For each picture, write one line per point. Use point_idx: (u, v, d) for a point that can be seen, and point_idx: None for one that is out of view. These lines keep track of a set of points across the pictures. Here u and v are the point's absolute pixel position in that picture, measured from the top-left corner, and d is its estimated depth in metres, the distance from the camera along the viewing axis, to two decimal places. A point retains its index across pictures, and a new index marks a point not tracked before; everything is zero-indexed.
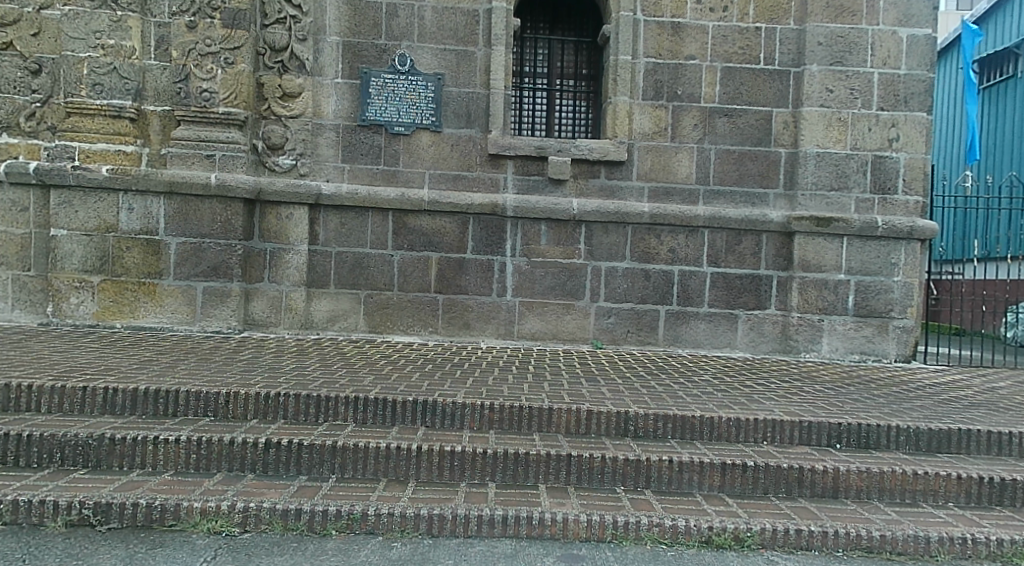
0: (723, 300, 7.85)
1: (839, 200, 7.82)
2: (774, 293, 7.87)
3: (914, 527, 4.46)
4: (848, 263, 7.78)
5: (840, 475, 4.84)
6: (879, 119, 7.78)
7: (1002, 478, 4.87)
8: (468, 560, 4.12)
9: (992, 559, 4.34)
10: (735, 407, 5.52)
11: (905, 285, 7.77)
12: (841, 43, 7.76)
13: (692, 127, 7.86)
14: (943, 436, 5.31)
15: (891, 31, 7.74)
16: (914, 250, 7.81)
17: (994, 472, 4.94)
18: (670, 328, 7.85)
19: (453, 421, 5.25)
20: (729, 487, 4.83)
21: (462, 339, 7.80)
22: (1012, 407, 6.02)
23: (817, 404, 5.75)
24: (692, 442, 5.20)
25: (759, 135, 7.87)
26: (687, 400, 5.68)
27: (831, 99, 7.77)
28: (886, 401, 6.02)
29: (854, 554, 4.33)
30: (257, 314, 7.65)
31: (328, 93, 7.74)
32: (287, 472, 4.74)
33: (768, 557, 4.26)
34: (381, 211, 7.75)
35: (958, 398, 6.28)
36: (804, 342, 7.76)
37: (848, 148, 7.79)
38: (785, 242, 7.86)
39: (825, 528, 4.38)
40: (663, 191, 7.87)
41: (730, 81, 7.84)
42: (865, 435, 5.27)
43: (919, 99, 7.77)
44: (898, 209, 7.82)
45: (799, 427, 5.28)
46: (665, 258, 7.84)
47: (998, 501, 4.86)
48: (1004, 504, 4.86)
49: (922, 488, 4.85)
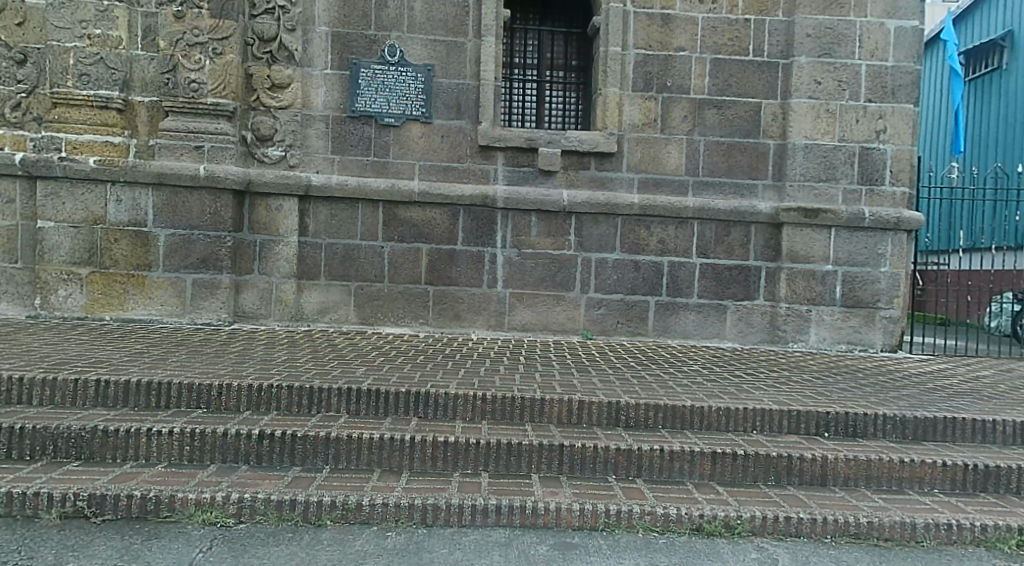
0: (713, 291, 7.88)
1: (827, 191, 7.85)
2: (763, 283, 7.91)
3: (901, 513, 4.51)
4: (836, 253, 7.82)
5: (828, 464, 4.87)
6: (867, 111, 7.81)
7: (986, 464, 4.92)
8: (462, 549, 4.14)
9: (978, 544, 4.39)
10: (726, 397, 5.55)
11: (892, 276, 7.82)
12: (830, 35, 7.78)
13: (681, 118, 7.87)
14: (929, 423, 5.36)
15: (879, 22, 7.76)
16: (901, 241, 7.86)
17: (978, 459, 4.99)
18: (660, 319, 7.87)
19: (447, 412, 5.26)
20: (719, 476, 4.86)
21: (452, 331, 7.80)
22: (998, 396, 6.09)
23: (806, 394, 5.79)
24: (683, 432, 5.24)
25: (747, 127, 7.89)
26: (678, 390, 5.71)
27: (819, 91, 7.79)
28: (874, 390, 6.07)
29: (842, 540, 4.37)
30: (248, 306, 7.63)
31: (317, 84, 7.70)
32: (282, 462, 4.74)
33: (758, 544, 4.30)
34: (371, 203, 7.73)
35: (945, 386, 6.34)
36: (793, 332, 7.81)
37: (836, 140, 7.83)
38: (773, 233, 7.90)
39: (814, 515, 4.42)
40: (652, 182, 7.89)
41: (719, 73, 7.85)
42: (853, 424, 5.32)
43: (906, 91, 7.80)
44: (885, 200, 7.87)
45: (788, 416, 5.30)
46: (655, 250, 7.86)
47: (983, 487, 4.91)
48: (989, 489, 4.91)
49: (908, 474, 4.90)
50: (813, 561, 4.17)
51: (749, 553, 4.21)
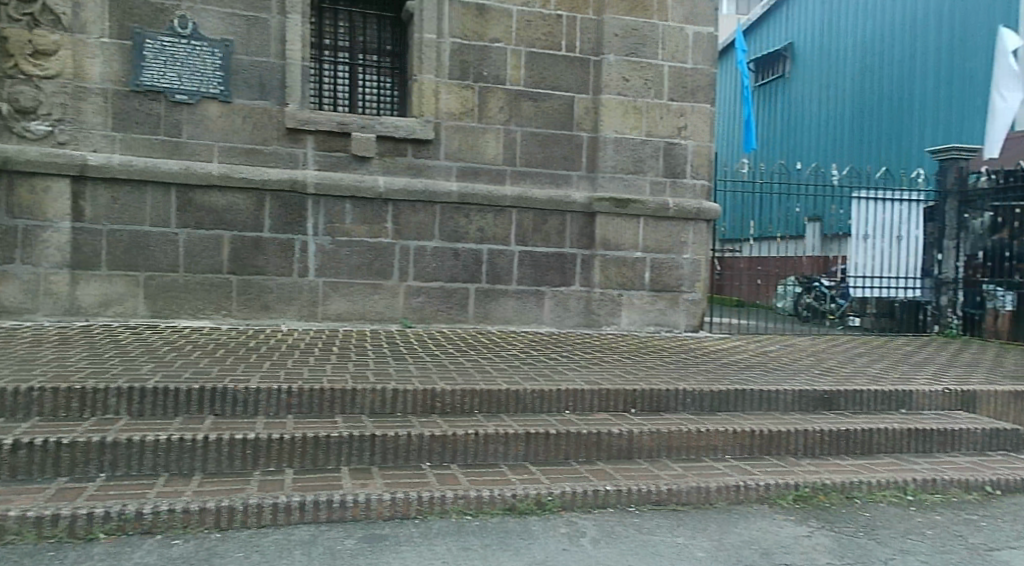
0: (532, 277, 8.06)
1: (636, 182, 8.23)
2: (580, 269, 8.16)
3: (697, 479, 4.82)
4: (644, 242, 8.26)
5: (633, 437, 5.11)
6: (669, 108, 8.28)
7: (770, 429, 5.35)
8: (260, 551, 3.99)
9: (763, 501, 4.78)
10: (541, 380, 5.70)
11: (694, 261, 8.40)
12: (636, 35, 8.16)
13: (498, 108, 7.96)
14: (724, 396, 5.74)
15: (679, 27, 8.24)
16: (700, 229, 8.42)
17: (764, 425, 5.42)
18: (481, 306, 7.97)
19: (246, 407, 5.05)
20: (532, 456, 4.97)
21: (260, 323, 7.51)
22: (783, 368, 6.67)
23: (616, 372, 6.06)
24: (497, 415, 5.32)
25: (563, 119, 8.11)
26: (494, 374, 5.79)
27: (627, 88, 8.16)
28: (677, 366, 6.46)
29: (645, 508, 4.61)
30: (8, 298, 7.00)
31: (92, 54, 7.13)
32: (42, 474, 4.38)
33: (568, 518, 4.44)
34: (163, 187, 7.30)
35: (738, 361, 6.83)
36: (605, 315, 8.18)
37: (643, 134, 8.23)
38: (589, 222, 8.17)
39: (619, 486, 4.64)
40: (471, 170, 7.93)
41: (536, 66, 8.02)
42: (656, 399, 5.61)
43: (704, 92, 8.36)
44: (688, 191, 8.39)
45: (598, 396, 5.52)
46: (475, 237, 7.94)
47: (769, 450, 5.33)
48: (773, 452, 5.34)
49: (705, 443, 5.24)
50: (619, 529, 4.35)
51: (557, 528, 4.34)
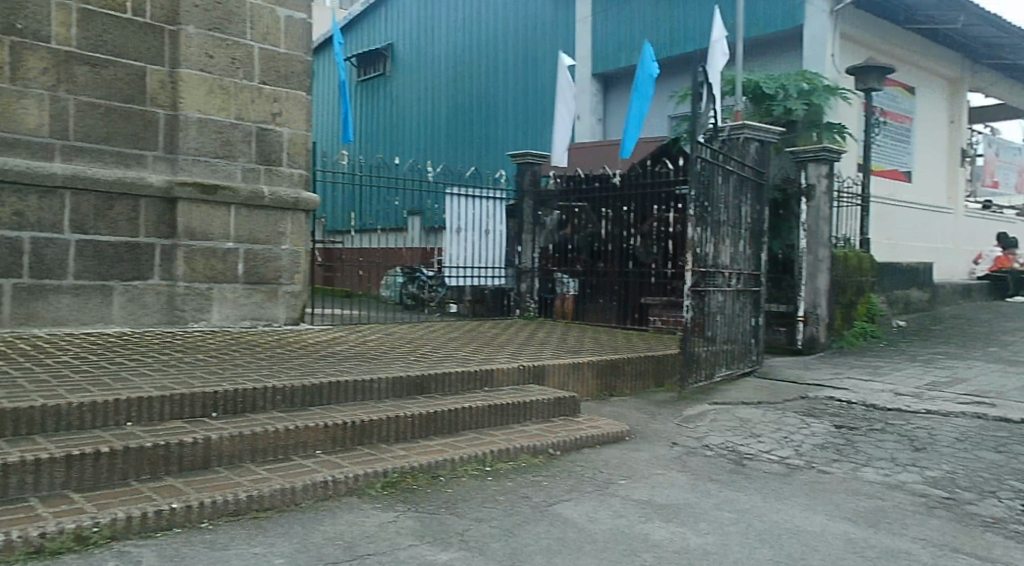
0: (94, 270, 7.21)
1: (224, 167, 7.87)
2: (157, 261, 7.54)
3: (283, 480, 4.74)
4: (236, 232, 7.93)
5: (211, 444, 4.87)
6: (261, 92, 8.09)
7: (360, 420, 5.48)
8: None
9: (350, 493, 4.87)
10: (97, 389, 5.18)
11: (292, 253, 8.31)
12: (219, 9, 7.81)
13: (38, 70, 6.94)
14: (316, 389, 5.77)
15: (269, 9, 8.11)
16: (297, 219, 8.37)
17: (355, 416, 5.54)
18: (20, 305, 6.89)
19: None
20: (77, 481, 4.44)
21: None
22: (375, 357, 6.88)
23: (199, 373, 5.79)
24: (28, 438, 4.68)
25: (129, 91, 7.39)
26: (32, 388, 5.13)
27: (211, 65, 7.77)
28: (266, 362, 6.35)
29: (219, 521, 4.40)
30: None
31: None
32: None
33: (119, 549, 4.03)
34: None
35: (330, 353, 6.90)
36: (193, 312, 7.69)
37: (231, 117, 7.91)
38: (168, 209, 7.57)
39: (188, 502, 4.36)
40: (4, 141, 6.81)
41: (91, 26, 7.18)
42: (239, 400, 5.43)
43: (297, 79, 8.34)
44: (284, 180, 8.28)
45: (170, 402, 5.19)
46: (10, 221, 6.83)
47: (358, 441, 5.46)
48: (364, 442, 5.49)
49: (292, 441, 5.17)
50: (183, 551, 4.06)
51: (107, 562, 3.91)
